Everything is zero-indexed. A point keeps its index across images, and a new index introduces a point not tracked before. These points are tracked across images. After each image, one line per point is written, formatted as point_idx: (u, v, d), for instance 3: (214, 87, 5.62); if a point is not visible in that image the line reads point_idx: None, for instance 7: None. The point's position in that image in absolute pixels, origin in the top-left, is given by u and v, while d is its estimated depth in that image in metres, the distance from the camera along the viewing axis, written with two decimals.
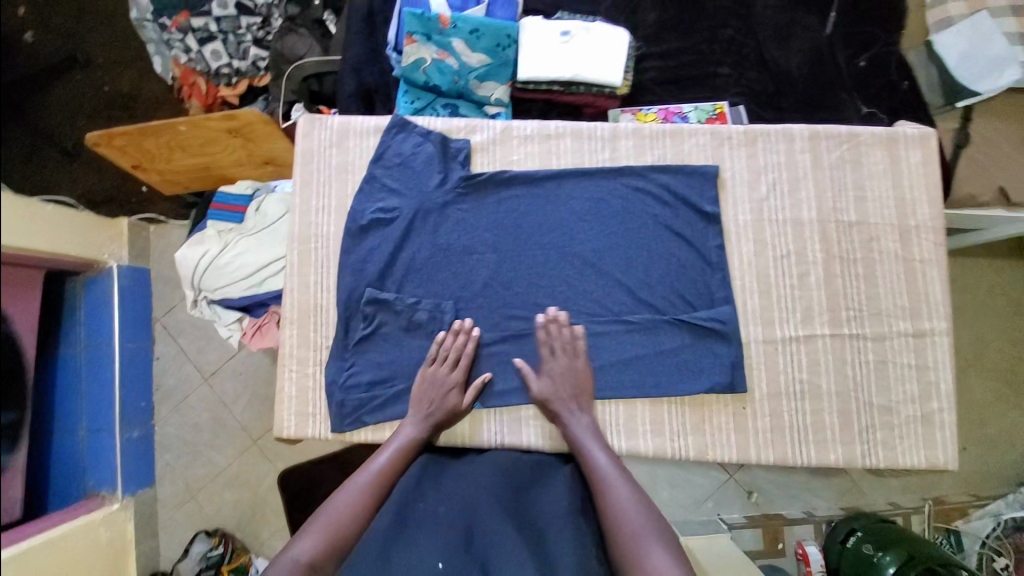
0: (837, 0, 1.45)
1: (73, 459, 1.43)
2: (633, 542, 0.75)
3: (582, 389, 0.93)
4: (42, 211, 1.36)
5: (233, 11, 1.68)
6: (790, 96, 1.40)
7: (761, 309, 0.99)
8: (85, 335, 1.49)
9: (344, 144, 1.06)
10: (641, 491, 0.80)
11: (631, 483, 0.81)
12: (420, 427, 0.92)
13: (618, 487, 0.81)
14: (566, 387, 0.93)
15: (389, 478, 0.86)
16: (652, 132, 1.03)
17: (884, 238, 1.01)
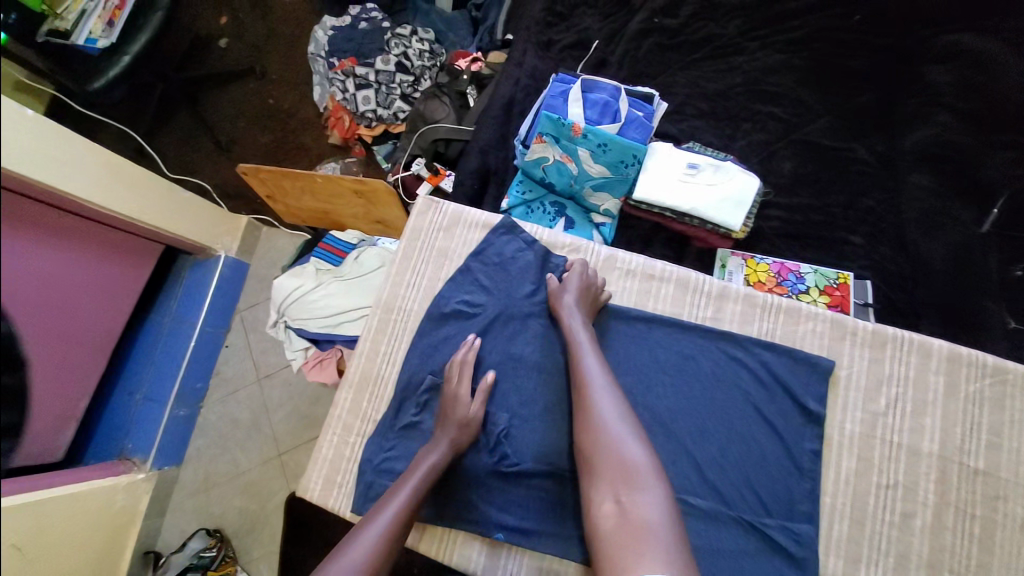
0: (1002, 197, 1.30)
1: (122, 418, 1.57)
2: (604, 447, 0.76)
3: (592, 295, 0.97)
4: (177, 199, 1.54)
5: (392, 68, 1.87)
6: (925, 287, 1.27)
7: (847, 539, 0.84)
8: (175, 311, 1.65)
9: (451, 230, 1.11)
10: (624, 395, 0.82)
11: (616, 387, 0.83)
12: (438, 455, 0.88)
13: (604, 392, 0.82)
14: (573, 288, 0.97)
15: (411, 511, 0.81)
16: (764, 303, 0.97)
17: (1017, 500, 0.85)
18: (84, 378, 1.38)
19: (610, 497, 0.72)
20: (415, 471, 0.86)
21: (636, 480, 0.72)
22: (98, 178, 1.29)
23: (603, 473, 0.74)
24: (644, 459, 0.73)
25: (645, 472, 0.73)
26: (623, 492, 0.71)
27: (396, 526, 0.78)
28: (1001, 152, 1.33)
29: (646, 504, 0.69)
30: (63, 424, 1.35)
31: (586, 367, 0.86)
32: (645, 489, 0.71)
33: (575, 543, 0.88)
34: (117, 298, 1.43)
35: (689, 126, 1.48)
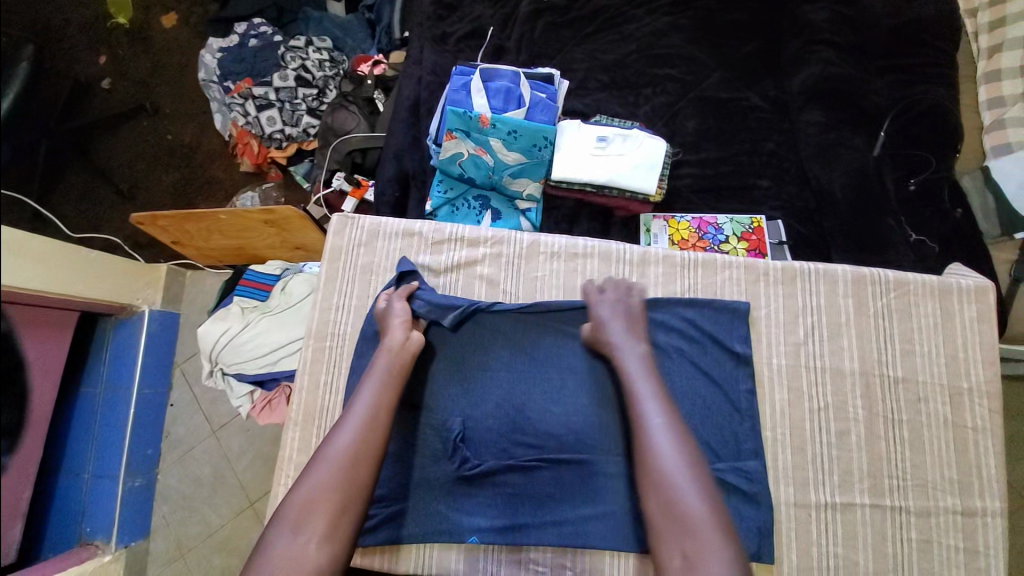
0: (885, 121, 1.41)
1: (74, 499, 1.47)
2: (668, 493, 0.74)
3: (636, 321, 0.92)
4: (86, 260, 1.41)
5: (292, 83, 1.78)
6: (832, 217, 1.35)
7: (793, 468, 0.90)
8: (107, 377, 1.53)
9: (371, 245, 1.08)
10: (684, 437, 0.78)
11: (676, 427, 0.79)
12: (394, 346, 0.90)
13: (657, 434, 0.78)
14: (609, 314, 0.93)
15: (377, 406, 0.83)
16: (684, 261, 1.01)
17: (934, 399, 0.93)
18: (26, 469, 1.28)
19: (677, 552, 0.71)
20: (373, 372, 0.87)
21: (698, 535, 0.71)
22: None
23: (664, 529, 0.72)
24: (705, 514, 0.71)
25: (706, 527, 0.71)
26: (690, 546, 0.70)
27: (364, 426, 0.81)
28: (885, 77, 1.46)
29: (714, 560, 0.68)
30: (11, 520, 1.25)
31: (640, 405, 0.81)
32: (710, 542, 0.70)
33: (548, 528, 0.90)
34: (43, 378, 1.33)
35: (593, 100, 1.50)
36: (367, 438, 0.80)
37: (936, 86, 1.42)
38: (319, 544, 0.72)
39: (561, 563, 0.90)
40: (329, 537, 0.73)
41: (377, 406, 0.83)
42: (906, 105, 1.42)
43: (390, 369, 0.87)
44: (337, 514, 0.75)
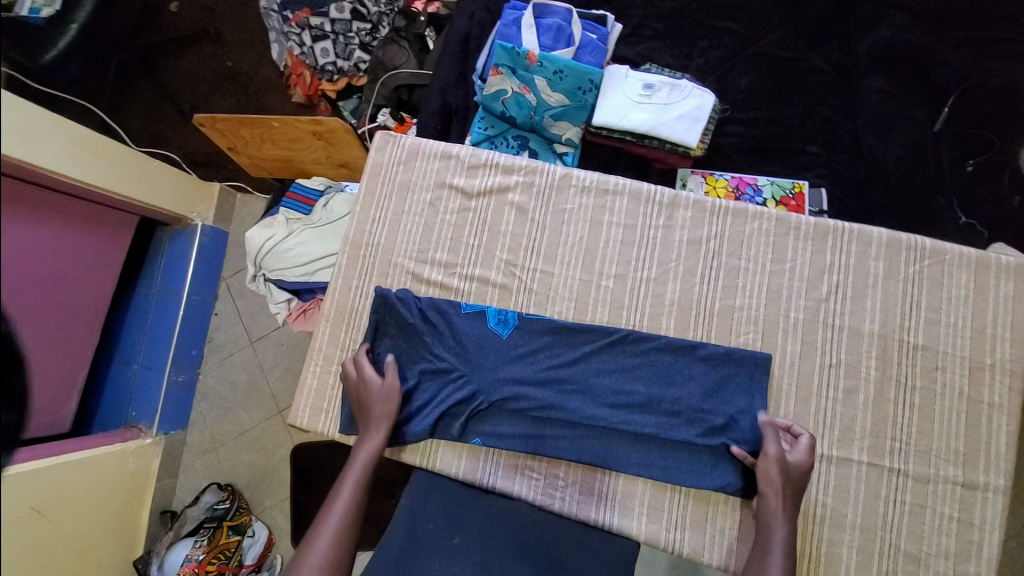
0: (954, 96, 1.33)
1: (125, 386, 1.59)
2: None
3: (801, 480, 0.85)
4: (149, 167, 1.48)
5: (347, 16, 1.76)
6: (880, 189, 1.30)
7: (794, 416, 0.94)
8: (161, 282, 1.64)
9: (410, 163, 1.12)
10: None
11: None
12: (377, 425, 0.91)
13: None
14: (789, 474, 0.85)
15: (348, 515, 0.84)
16: (713, 207, 1.02)
17: (953, 369, 0.93)
18: (83, 348, 1.41)
19: None
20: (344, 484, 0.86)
21: None
22: (59, 145, 1.22)
23: None
24: None
25: None
26: None
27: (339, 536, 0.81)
28: (958, 49, 1.35)
29: None
30: (67, 394, 1.40)
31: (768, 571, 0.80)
32: None
33: (547, 440, 0.96)
34: (105, 271, 1.43)
35: (646, 49, 1.46)
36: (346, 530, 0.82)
37: (1016, 62, 1.32)
38: None
39: (556, 474, 0.97)
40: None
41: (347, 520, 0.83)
42: (980, 81, 1.32)
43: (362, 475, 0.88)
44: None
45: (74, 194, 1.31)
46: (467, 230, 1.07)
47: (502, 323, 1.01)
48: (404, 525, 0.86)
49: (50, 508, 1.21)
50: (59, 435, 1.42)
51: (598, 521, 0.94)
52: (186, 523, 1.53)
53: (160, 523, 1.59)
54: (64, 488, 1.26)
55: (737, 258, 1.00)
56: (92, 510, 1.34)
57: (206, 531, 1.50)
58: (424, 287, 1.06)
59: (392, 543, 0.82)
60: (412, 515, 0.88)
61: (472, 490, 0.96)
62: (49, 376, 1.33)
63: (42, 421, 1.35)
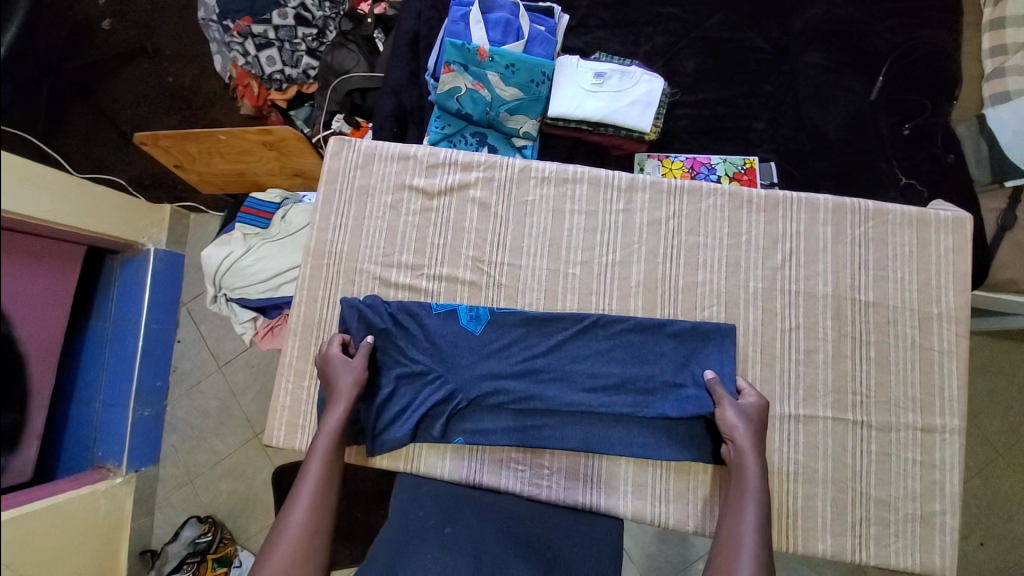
0: (884, 66, 1.40)
1: (87, 425, 1.51)
2: None
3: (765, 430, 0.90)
4: (92, 193, 1.41)
5: (292, 21, 1.68)
6: (825, 159, 1.36)
7: (762, 382, 0.97)
8: (116, 312, 1.56)
9: (368, 166, 1.10)
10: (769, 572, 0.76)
11: (764, 558, 0.77)
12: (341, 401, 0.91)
13: (748, 559, 0.76)
14: (750, 428, 0.88)
15: (321, 482, 0.84)
16: (670, 188, 1.05)
17: (904, 322, 0.99)
18: (43, 390, 1.33)
19: None
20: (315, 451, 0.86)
21: None
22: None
23: None
24: None
25: None
26: None
27: (314, 502, 0.82)
28: (885, 21, 1.43)
29: None
30: (26, 441, 1.30)
31: (743, 512, 0.81)
32: None
33: (529, 431, 0.96)
34: (56, 306, 1.35)
35: (593, 39, 1.48)
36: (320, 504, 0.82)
37: (938, 30, 1.40)
38: None
39: (541, 464, 0.97)
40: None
41: (321, 488, 0.84)
42: (907, 51, 1.40)
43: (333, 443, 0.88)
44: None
45: (20, 229, 1.24)
46: (431, 229, 1.07)
47: (474, 319, 1.01)
48: (394, 526, 0.85)
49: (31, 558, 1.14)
50: (18, 485, 1.32)
51: (586, 505, 0.95)
52: (167, 561, 1.50)
53: (139, 564, 1.52)
54: (39, 537, 1.19)
55: (696, 235, 1.03)
56: (68, 558, 1.27)
57: (190, 566, 1.47)
58: (392, 291, 1.05)
59: (382, 542, 0.82)
60: (402, 512, 0.89)
61: (459, 487, 0.95)
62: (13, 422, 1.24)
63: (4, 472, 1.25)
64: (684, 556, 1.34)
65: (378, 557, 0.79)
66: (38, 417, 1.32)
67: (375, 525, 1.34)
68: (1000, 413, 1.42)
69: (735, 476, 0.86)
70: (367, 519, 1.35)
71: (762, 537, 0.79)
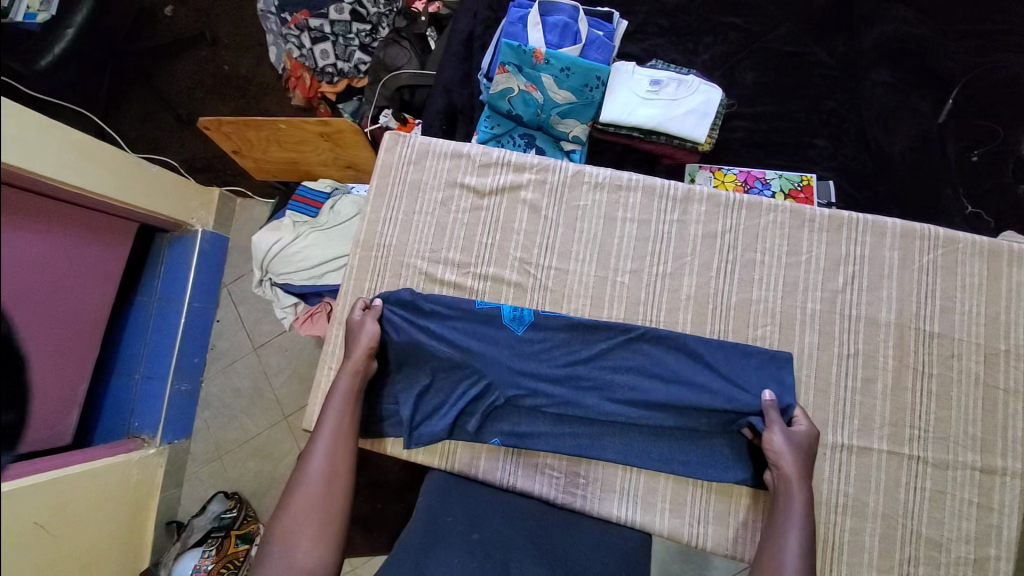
0: (956, 87, 1.33)
1: (126, 395, 1.57)
2: None
3: (810, 457, 0.87)
4: (148, 173, 1.44)
5: (347, 16, 1.70)
6: (887, 180, 1.31)
7: (814, 408, 0.94)
8: (161, 290, 1.61)
9: (421, 162, 1.11)
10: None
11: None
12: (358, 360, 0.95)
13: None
14: (797, 456, 0.86)
15: (340, 429, 0.90)
16: (728, 201, 1.02)
17: (969, 356, 0.94)
18: (85, 360, 1.38)
19: None
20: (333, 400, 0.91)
21: None
22: (58, 151, 1.20)
23: None
24: None
25: None
26: None
27: (333, 447, 0.88)
28: (961, 41, 1.36)
29: None
30: (64, 410, 1.36)
31: (785, 541, 0.80)
32: None
33: (567, 438, 0.95)
34: (103, 281, 1.39)
35: (651, 45, 1.46)
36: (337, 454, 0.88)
37: (1017, 54, 1.33)
38: (307, 551, 0.79)
39: (576, 472, 0.96)
40: (319, 540, 0.81)
41: (339, 434, 0.90)
42: (982, 73, 1.33)
43: (350, 392, 0.93)
44: (322, 532, 0.82)
45: (73, 202, 1.28)
46: (480, 228, 1.07)
47: (516, 320, 0.99)
48: (422, 525, 0.84)
49: (52, 523, 1.18)
50: (58, 448, 1.39)
51: (620, 518, 0.93)
52: (193, 533, 1.53)
53: (165, 535, 1.57)
54: (67, 502, 1.23)
55: (752, 251, 1.00)
56: (95, 524, 1.31)
57: (214, 541, 1.50)
58: (438, 287, 1.05)
59: (411, 540, 0.81)
60: (431, 514, 0.87)
61: (491, 489, 0.95)
62: (48, 392, 1.29)
63: (41, 436, 1.32)
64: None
65: (405, 554, 0.79)
66: (77, 385, 1.37)
67: (398, 516, 1.35)
68: None
69: (779, 503, 0.84)
70: (389, 509, 1.35)
71: (804, 568, 0.78)
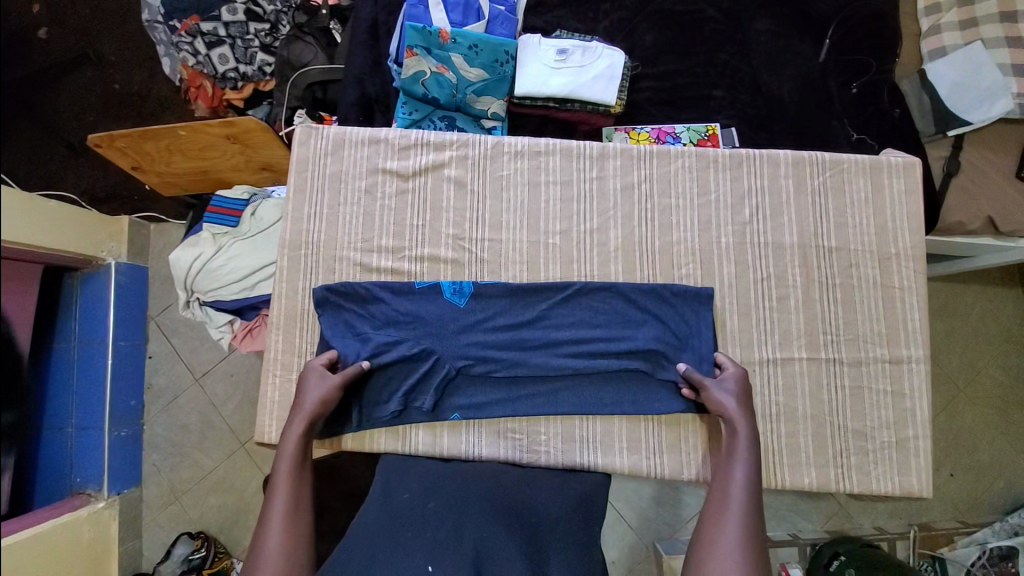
0: (830, 28, 1.46)
1: (61, 452, 1.44)
2: (709, 549, 0.78)
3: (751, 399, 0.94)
4: (46, 208, 1.32)
5: (241, 17, 1.58)
6: (782, 120, 1.42)
7: (740, 330, 1.02)
8: (80, 331, 1.49)
9: (338, 153, 1.09)
10: (758, 518, 0.81)
11: (751, 510, 0.82)
12: (307, 417, 0.90)
13: (735, 511, 0.81)
14: (742, 397, 0.92)
15: (296, 497, 0.84)
16: (640, 153, 1.08)
17: (866, 264, 1.05)
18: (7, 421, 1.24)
19: None
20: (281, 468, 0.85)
21: None
22: None
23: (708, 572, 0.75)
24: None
25: None
26: None
27: (290, 518, 0.81)
28: None
29: None
30: None
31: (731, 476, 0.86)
32: None
33: (523, 400, 0.99)
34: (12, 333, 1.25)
35: (553, 17, 1.49)
36: (293, 524, 0.81)
37: None
38: None
39: (538, 432, 0.99)
40: None
41: (293, 498, 0.83)
42: (849, 13, 1.46)
43: (298, 455, 0.88)
44: None
45: None
46: (409, 211, 1.07)
47: (457, 293, 1.02)
48: (378, 507, 0.84)
49: None
50: None
51: (585, 465, 0.98)
52: None
53: None
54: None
55: (668, 197, 1.06)
56: None
57: None
58: (375, 275, 1.04)
59: (366, 526, 0.80)
60: (387, 494, 0.87)
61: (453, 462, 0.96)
62: None
63: None
64: (679, 519, 1.39)
65: (359, 540, 0.78)
66: None
67: None
68: (942, 354, 1.52)
69: (726, 444, 0.90)
70: None
71: (751, 493, 0.84)
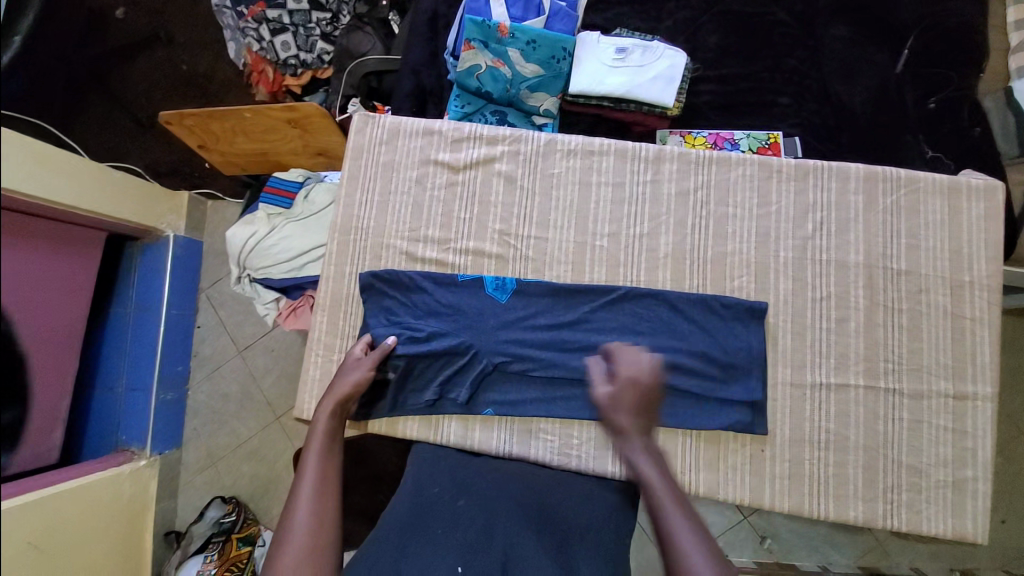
0: (911, 37, 1.37)
1: (111, 409, 1.52)
2: None
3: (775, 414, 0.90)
4: (111, 178, 1.39)
5: (305, 6, 1.65)
6: (850, 133, 1.34)
7: (793, 351, 0.97)
8: (136, 297, 1.55)
9: (392, 142, 1.10)
10: None
11: None
12: (340, 396, 0.90)
13: None
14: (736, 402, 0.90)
15: (325, 472, 0.82)
16: (698, 158, 1.04)
17: (936, 290, 0.98)
18: (65, 377, 1.33)
19: None
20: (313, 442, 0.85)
21: None
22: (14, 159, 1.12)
23: None
24: None
25: None
26: None
27: (319, 494, 0.78)
28: None
29: None
30: (50, 428, 1.31)
31: None
32: None
33: (558, 401, 0.98)
34: (72, 295, 1.33)
35: (615, 15, 1.46)
36: (320, 500, 0.78)
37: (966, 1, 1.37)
38: None
39: (570, 435, 0.97)
40: None
41: (323, 475, 0.81)
42: (934, 22, 1.37)
43: (330, 431, 0.87)
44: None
45: (34, 212, 1.22)
46: (458, 203, 1.07)
47: (500, 288, 1.02)
48: (409, 498, 0.84)
49: (46, 543, 1.15)
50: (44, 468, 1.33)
51: (616, 475, 0.96)
52: (193, 541, 1.51)
53: (165, 546, 1.55)
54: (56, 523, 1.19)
55: (724, 205, 1.02)
56: (93, 540, 1.29)
57: (215, 545, 1.47)
58: (420, 264, 1.05)
59: (397, 515, 0.81)
60: (418, 485, 0.87)
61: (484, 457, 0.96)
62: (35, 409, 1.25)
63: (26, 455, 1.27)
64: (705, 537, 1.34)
65: (391, 530, 0.78)
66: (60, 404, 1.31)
67: None
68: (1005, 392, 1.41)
69: None
70: None
71: None
